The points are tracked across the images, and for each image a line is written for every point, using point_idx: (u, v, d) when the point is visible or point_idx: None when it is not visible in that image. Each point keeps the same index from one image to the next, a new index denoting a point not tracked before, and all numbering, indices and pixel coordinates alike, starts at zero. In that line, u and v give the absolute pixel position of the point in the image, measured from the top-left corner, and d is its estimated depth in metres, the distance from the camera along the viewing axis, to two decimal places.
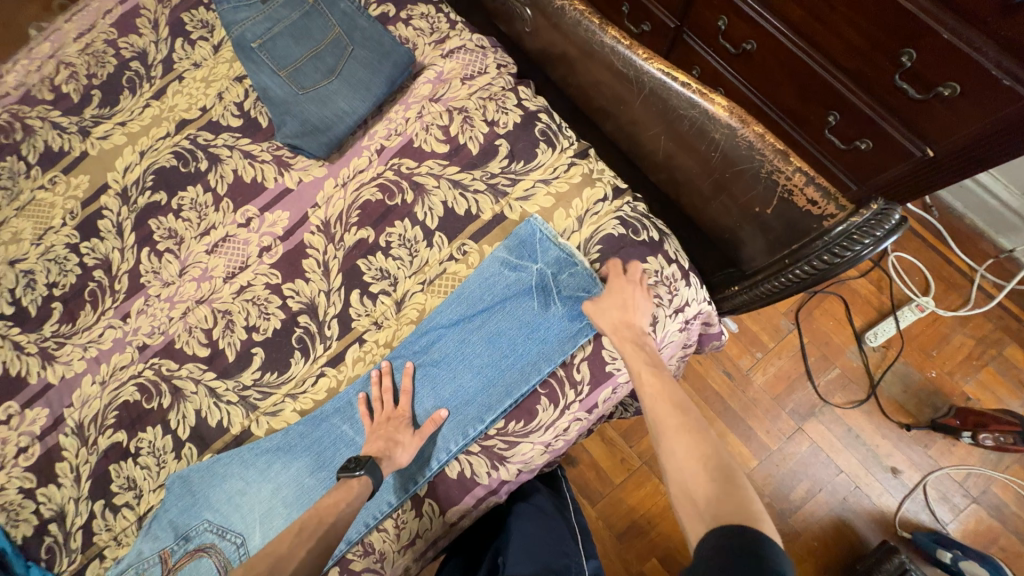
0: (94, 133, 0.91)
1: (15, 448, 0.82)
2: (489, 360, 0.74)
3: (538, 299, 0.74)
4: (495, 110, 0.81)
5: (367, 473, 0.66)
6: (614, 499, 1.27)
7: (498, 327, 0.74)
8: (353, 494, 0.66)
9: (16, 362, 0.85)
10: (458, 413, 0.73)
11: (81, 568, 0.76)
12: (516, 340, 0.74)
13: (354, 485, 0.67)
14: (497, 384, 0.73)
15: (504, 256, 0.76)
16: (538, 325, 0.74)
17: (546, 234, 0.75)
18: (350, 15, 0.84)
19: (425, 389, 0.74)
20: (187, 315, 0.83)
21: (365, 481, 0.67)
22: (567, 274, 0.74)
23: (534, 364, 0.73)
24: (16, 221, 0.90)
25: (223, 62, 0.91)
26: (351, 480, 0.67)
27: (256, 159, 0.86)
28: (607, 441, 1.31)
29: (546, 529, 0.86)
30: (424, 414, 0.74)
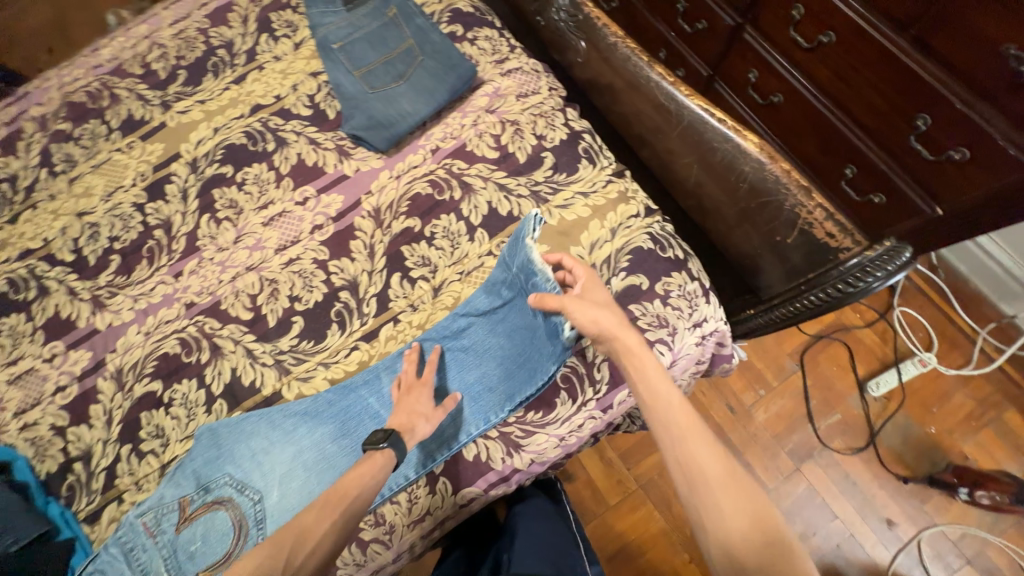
0: (175, 108, 1.00)
1: (54, 385, 0.87)
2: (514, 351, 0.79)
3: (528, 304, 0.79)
4: (544, 126, 0.89)
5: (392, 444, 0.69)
6: (608, 519, 1.28)
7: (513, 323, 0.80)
8: (375, 467, 0.67)
9: (68, 306, 0.91)
10: (480, 398, 0.78)
11: (98, 509, 0.79)
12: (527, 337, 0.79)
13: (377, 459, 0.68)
14: (515, 374, 0.78)
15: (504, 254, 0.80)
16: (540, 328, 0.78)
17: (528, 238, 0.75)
18: (424, 29, 0.93)
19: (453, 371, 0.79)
20: (236, 280, 0.88)
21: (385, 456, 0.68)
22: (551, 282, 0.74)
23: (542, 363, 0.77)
24: (91, 178, 0.99)
25: (301, 58, 1.00)
26: (374, 453, 0.69)
27: (320, 146, 0.94)
28: (606, 459, 1.33)
29: (552, 530, 0.89)
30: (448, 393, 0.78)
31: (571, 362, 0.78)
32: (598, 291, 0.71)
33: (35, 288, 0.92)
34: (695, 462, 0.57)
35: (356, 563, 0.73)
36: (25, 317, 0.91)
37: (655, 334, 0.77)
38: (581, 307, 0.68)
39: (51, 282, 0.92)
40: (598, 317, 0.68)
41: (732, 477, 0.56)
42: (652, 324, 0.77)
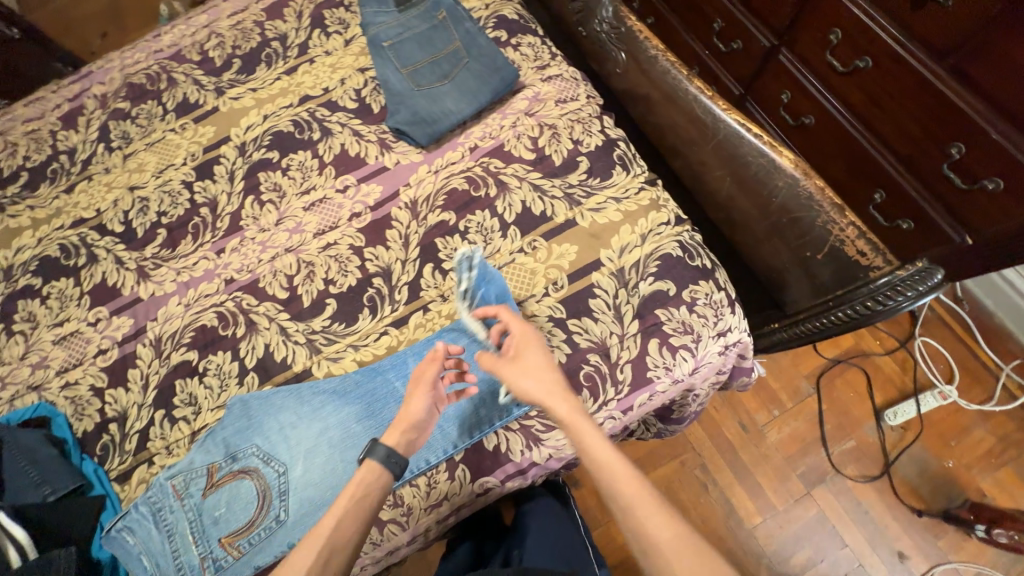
0: (228, 94, 1.05)
1: (96, 348, 0.91)
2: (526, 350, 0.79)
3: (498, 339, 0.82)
4: (581, 132, 0.92)
5: (376, 457, 0.69)
6: (613, 528, 1.27)
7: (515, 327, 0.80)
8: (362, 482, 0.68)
9: (115, 274, 0.95)
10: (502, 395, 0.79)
11: (128, 470, 0.82)
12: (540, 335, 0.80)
13: (365, 471, 0.68)
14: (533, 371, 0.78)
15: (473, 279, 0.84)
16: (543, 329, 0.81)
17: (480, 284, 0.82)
18: (472, 33, 0.96)
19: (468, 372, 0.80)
20: (275, 260, 0.92)
21: (373, 466, 0.69)
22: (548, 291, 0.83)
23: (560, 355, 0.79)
24: (144, 155, 1.04)
25: (351, 54, 1.05)
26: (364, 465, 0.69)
27: (363, 138, 0.97)
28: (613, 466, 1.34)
29: (562, 529, 0.91)
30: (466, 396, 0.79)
31: (594, 361, 0.78)
32: (531, 355, 0.72)
33: (85, 256, 0.97)
34: (641, 526, 0.61)
35: (374, 544, 0.76)
36: (74, 282, 0.96)
37: (679, 339, 0.78)
38: (515, 374, 0.71)
39: (100, 251, 0.97)
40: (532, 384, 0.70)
41: (679, 534, 0.59)
42: (677, 330, 0.79)
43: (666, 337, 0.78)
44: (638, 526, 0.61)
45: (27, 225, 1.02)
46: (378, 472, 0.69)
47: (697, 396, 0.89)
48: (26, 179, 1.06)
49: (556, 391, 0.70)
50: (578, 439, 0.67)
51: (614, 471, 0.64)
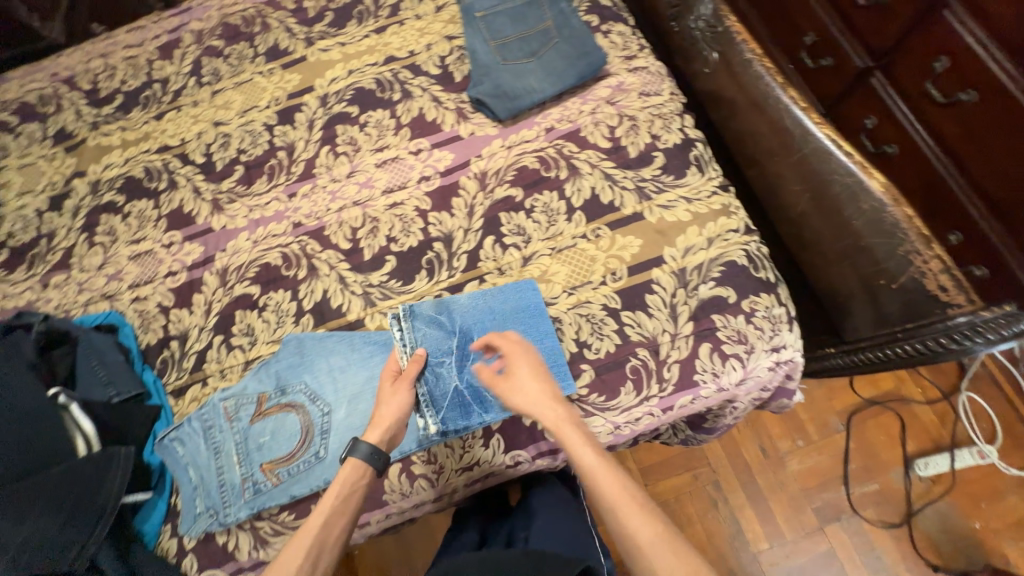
0: (317, 45, 1.08)
1: (166, 269, 0.96)
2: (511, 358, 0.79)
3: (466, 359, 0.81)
4: (660, 127, 0.91)
5: (359, 455, 0.69)
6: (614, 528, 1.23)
7: (495, 337, 0.81)
8: (346, 479, 0.69)
9: (192, 202, 1.00)
10: (487, 399, 0.78)
11: (183, 386, 0.87)
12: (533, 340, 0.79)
13: (348, 470, 0.70)
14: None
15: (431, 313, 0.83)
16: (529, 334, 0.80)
17: (425, 316, 0.83)
18: (565, 14, 0.96)
19: (449, 376, 0.80)
20: (342, 211, 0.95)
21: (356, 464, 0.70)
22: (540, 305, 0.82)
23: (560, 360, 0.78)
24: (231, 94, 1.08)
25: (440, 21, 1.06)
26: (346, 465, 0.70)
27: (441, 105, 0.99)
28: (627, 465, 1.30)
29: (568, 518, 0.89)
30: (444, 399, 0.78)
31: (641, 356, 0.78)
32: (522, 367, 0.72)
33: (165, 181, 1.03)
34: (625, 530, 0.60)
35: (402, 494, 0.79)
36: (153, 204, 1.01)
37: (732, 348, 0.78)
38: (507, 387, 0.71)
39: (181, 178, 1.02)
40: (523, 394, 0.70)
41: (662, 536, 0.59)
42: (731, 338, 0.78)
43: (718, 343, 0.78)
44: (621, 527, 0.60)
45: (116, 145, 1.08)
46: (362, 470, 0.70)
47: (735, 408, 0.88)
48: (121, 102, 1.12)
49: (543, 402, 0.69)
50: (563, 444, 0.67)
51: (594, 471, 0.64)
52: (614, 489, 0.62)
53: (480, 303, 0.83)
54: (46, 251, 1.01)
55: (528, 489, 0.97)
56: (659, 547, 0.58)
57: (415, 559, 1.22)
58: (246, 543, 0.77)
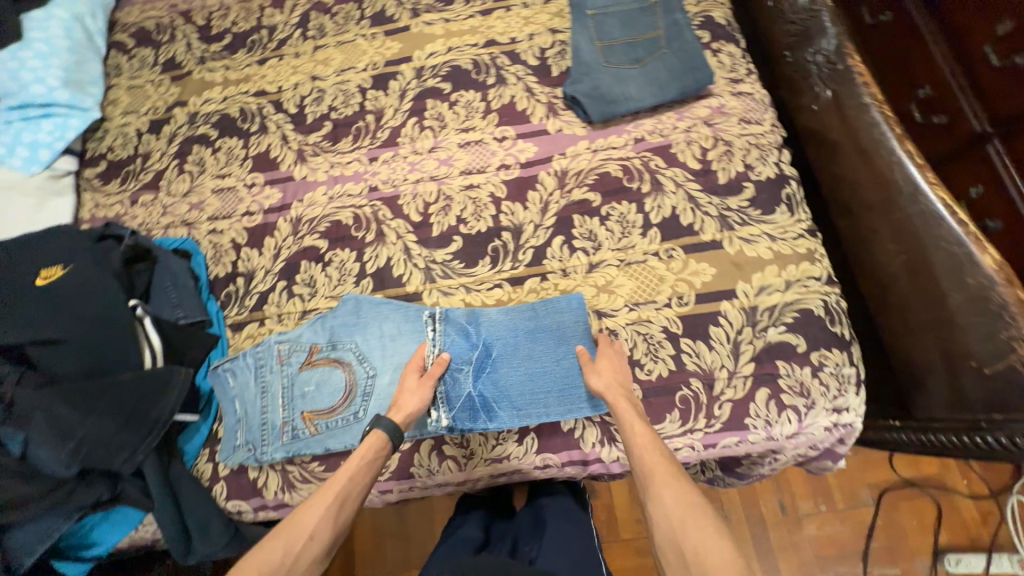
0: (422, 17, 1.10)
1: (244, 208, 1.00)
2: (529, 376, 0.80)
3: (483, 369, 0.81)
4: (756, 158, 0.87)
5: (382, 429, 0.71)
6: (612, 549, 1.19)
7: (518, 352, 0.81)
8: (368, 447, 0.70)
9: (278, 149, 1.04)
10: (495, 409, 0.78)
11: (242, 322, 0.90)
12: (557, 364, 0.80)
13: (372, 440, 0.71)
14: (538, 398, 0.79)
15: (460, 319, 0.83)
16: (554, 357, 0.80)
17: (457, 319, 0.83)
18: (679, 25, 0.93)
19: (465, 381, 0.80)
20: (418, 184, 0.96)
21: (380, 435, 0.71)
22: (575, 330, 0.81)
23: (578, 390, 0.78)
24: (332, 51, 1.11)
25: (547, 13, 1.05)
26: (370, 433, 0.71)
27: (534, 96, 0.98)
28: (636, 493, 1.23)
29: (575, 532, 0.87)
30: (458, 400, 0.79)
31: (694, 388, 0.76)
32: (609, 347, 0.77)
33: (258, 124, 1.07)
34: (646, 465, 0.63)
35: (428, 472, 0.79)
36: (242, 145, 1.05)
37: (791, 399, 0.74)
38: (594, 367, 0.74)
39: (272, 124, 1.06)
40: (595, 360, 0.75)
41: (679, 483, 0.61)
42: (792, 389, 0.75)
43: (778, 391, 0.75)
44: (642, 466, 0.63)
45: (218, 82, 1.13)
46: (384, 443, 0.71)
47: (775, 460, 0.84)
48: (229, 42, 1.17)
49: (609, 376, 0.73)
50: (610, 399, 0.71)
51: (630, 419, 0.68)
52: (645, 436, 0.66)
53: (511, 315, 0.83)
54: (139, 170, 1.07)
55: (536, 496, 0.96)
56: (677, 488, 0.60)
57: (413, 532, 1.25)
58: (275, 483, 0.80)
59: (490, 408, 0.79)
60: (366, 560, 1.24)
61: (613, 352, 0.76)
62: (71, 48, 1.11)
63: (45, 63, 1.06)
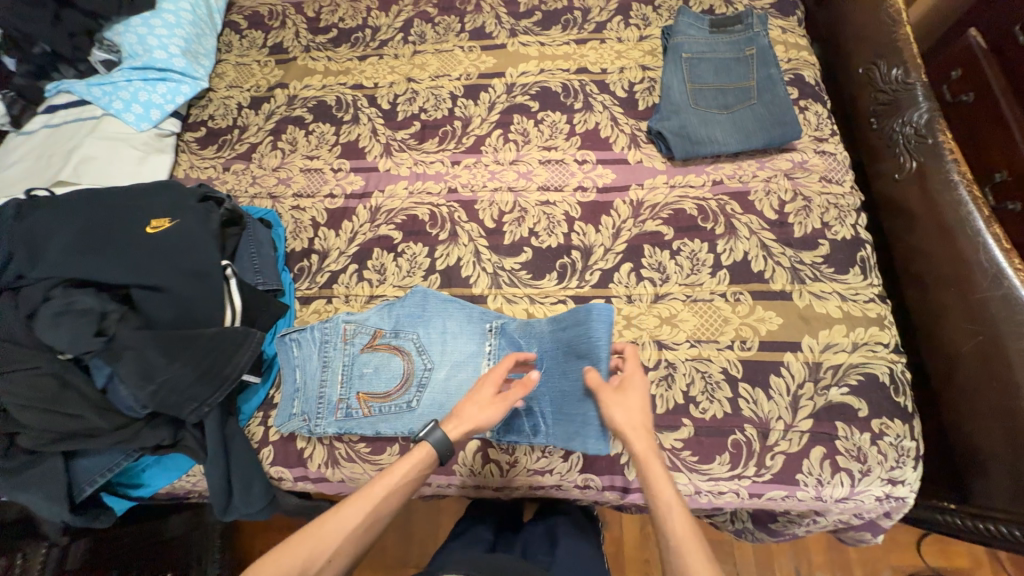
0: (519, 38, 1.15)
1: (327, 191, 1.05)
2: (550, 391, 0.79)
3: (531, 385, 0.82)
4: (834, 217, 0.88)
5: (432, 440, 0.66)
6: None
7: (554, 369, 0.79)
8: (414, 462, 0.65)
9: (367, 140, 1.09)
10: (539, 423, 0.79)
11: (311, 297, 0.95)
12: (572, 384, 0.76)
13: (419, 453, 0.66)
14: (554, 415, 0.78)
15: (513, 332, 0.84)
16: (570, 376, 0.76)
17: (511, 332, 0.85)
18: (774, 79, 0.95)
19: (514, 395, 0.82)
20: (496, 193, 1.00)
21: (427, 450, 0.66)
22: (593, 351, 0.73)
23: (581, 419, 0.74)
24: (429, 58, 1.17)
25: (640, 50, 1.09)
26: (419, 445, 0.67)
27: (618, 126, 1.02)
28: (650, 533, 1.20)
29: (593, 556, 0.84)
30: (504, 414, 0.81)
31: (748, 434, 0.76)
32: (633, 391, 0.68)
33: (351, 115, 1.13)
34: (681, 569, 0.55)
35: (470, 471, 0.81)
36: (334, 132, 1.12)
37: (846, 462, 0.73)
38: (610, 406, 0.67)
39: (364, 116, 1.12)
40: (620, 410, 0.66)
41: None
42: (849, 452, 0.74)
43: (833, 452, 0.74)
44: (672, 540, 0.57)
45: (319, 71, 1.20)
46: (429, 458, 0.66)
47: (815, 522, 0.82)
48: (334, 36, 1.25)
49: (633, 427, 0.65)
50: (642, 465, 0.62)
51: (660, 482, 0.60)
52: (682, 532, 0.57)
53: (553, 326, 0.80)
54: (235, 141, 1.14)
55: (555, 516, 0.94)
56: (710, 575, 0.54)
57: (419, 531, 1.25)
58: (320, 456, 0.83)
59: (534, 423, 0.79)
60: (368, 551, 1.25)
61: (628, 388, 0.69)
62: (194, 22, 1.20)
63: (171, 32, 1.15)
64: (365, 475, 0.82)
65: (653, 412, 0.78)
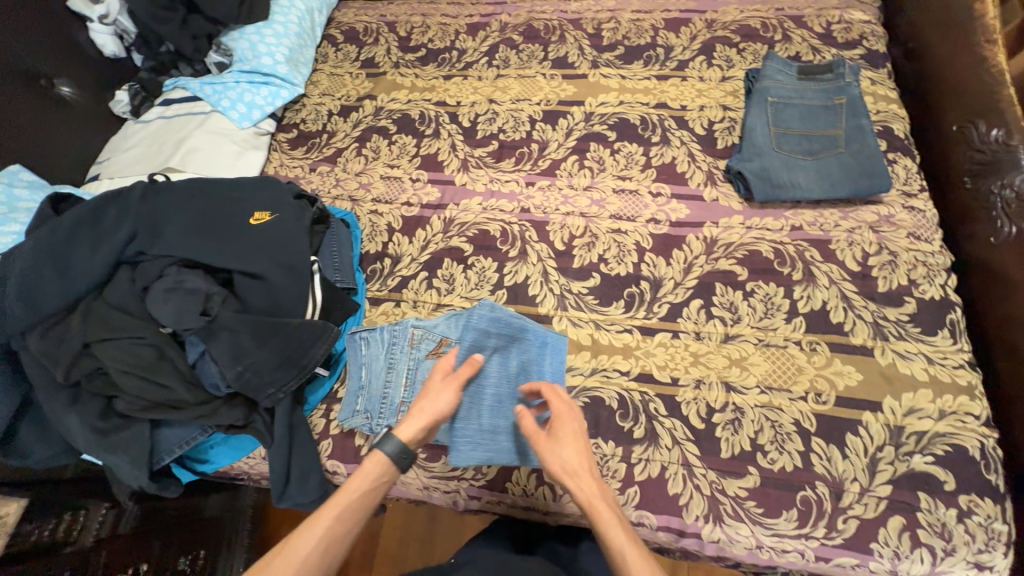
0: (601, 70, 1.19)
1: (405, 199, 1.10)
2: (466, 405, 0.80)
3: (484, 393, 0.82)
4: (921, 275, 0.85)
5: (388, 449, 0.68)
6: None
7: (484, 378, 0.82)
8: (368, 475, 0.67)
9: (445, 154, 1.14)
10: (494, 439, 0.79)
11: (381, 298, 0.98)
12: (498, 380, 0.83)
13: (371, 466, 0.67)
14: (490, 422, 0.80)
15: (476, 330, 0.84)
16: (479, 380, 0.82)
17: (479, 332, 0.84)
18: (863, 130, 0.94)
19: (473, 404, 0.81)
20: (568, 217, 1.01)
21: (381, 459, 0.68)
22: (493, 344, 0.84)
23: (490, 434, 0.79)
24: (511, 82, 1.22)
25: (721, 90, 1.11)
26: (370, 459, 0.68)
27: (695, 162, 1.03)
28: None
29: None
30: (465, 427, 0.79)
31: (819, 492, 0.72)
32: (567, 430, 0.69)
33: (432, 129, 1.18)
34: None
35: (523, 492, 0.80)
36: (415, 144, 1.17)
37: (928, 537, 0.68)
38: (547, 445, 0.68)
39: (444, 131, 1.17)
40: (560, 453, 0.67)
41: None
42: (931, 527, 0.69)
43: (914, 524, 0.69)
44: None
45: (406, 86, 1.27)
46: (386, 466, 0.68)
47: None
48: (423, 55, 1.32)
49: (575, 469, 0.66)
50: (592, 515, 0.63)
51: (612, 530, 0.61)
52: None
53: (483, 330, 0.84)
54: (323, 144, 1.21)
55: None
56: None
57: (447, 535, 1.23)
58: None
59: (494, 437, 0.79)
60: (389, 548, 1.24)
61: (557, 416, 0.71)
62: (299, 33, 1.30)
63: (279, 41, 1.25)
64: (418, 481, 0.83)
65: (717, 456, 0.76)
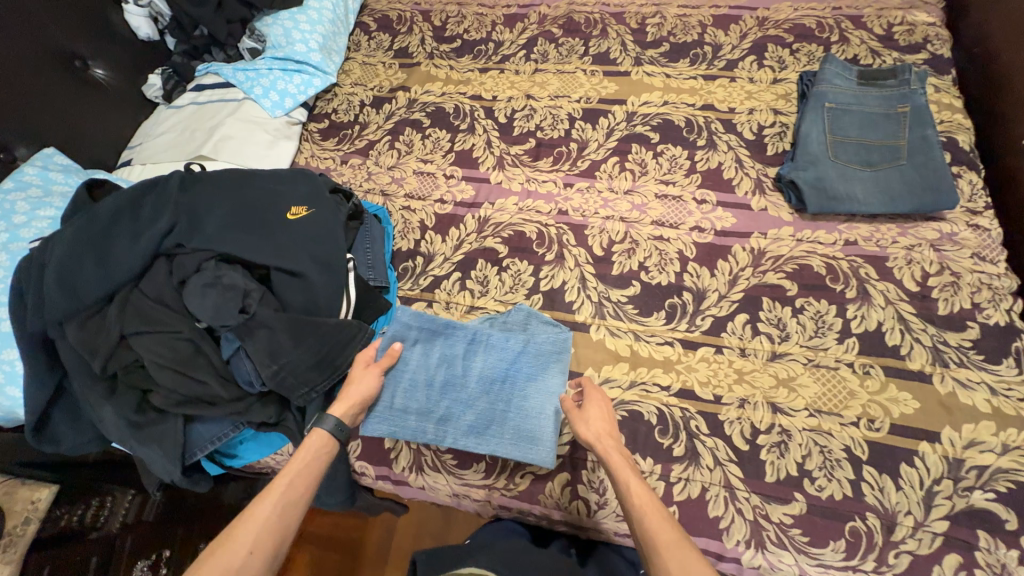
0: (644, 67, 1.14)
1: (439, 196, 1.07)
2: (387, 388, 0.81)
3: (403, 376, 0.83)
4: (986, 299, 0.80)
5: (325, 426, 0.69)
6: None
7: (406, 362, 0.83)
8: (315, 445, 0.67)
9: (481, 150, 1.11)
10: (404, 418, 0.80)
11: (412, 297, 0.96)
12: (417, 368, 0.83)
13: (313, 440, 0.68)
14: (403, 402, 0.81)
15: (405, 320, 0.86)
16: (396, 367, 0.83)
17: (407, 323, 0.86)
18: (929, 142, 0.89)
19: (394, 384, 0.82)
20: (607, 221, 0.98)
21: (321, 434, 0.69)
22: (414, 336, 0.85)
23: (406, 416, 0.80)
24: (549, 77, 1.18)
25: (772, 93, 1.05)
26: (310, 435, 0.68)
27: (743, 169, 0.98)
28: None
29: None
30: (382, 407, 0.80)
31: (869, 524, 0.69)
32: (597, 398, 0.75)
33: (467, 124, 1.15)
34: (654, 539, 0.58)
35: (557, 505, 0.78)
36: (449, 139, 1.14)
37: None
38: (581, 417, 0.72)
39: (480, 127, 1.14)
40: (590, 414, 0.72)
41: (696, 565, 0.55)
42: (992, 568, 0.65)
43: (972, 564, 0.65)
44: (646, 528, 0.59)
45: (441, 78, 1.24)
46: (326, 439, 0.68)
47: None
48: (458, 46, 1.28)
49: (602, 429, 0.71)
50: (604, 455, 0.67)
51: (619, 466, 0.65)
52: (648, 502, 0.61)
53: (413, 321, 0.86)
54: (355, 136, 1.19)
55: None
56: (678, 550, 0.57)
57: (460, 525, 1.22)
58: (405, 458, 0.83)
59: (404, 417, 0.80)
60: (403, 540, 1.23)
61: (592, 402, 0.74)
62: (333, 20, 1.27)
63: (313, 28, 1.22)
64: (447, 487, 0.82)
65: (760, 479, 0.73)
